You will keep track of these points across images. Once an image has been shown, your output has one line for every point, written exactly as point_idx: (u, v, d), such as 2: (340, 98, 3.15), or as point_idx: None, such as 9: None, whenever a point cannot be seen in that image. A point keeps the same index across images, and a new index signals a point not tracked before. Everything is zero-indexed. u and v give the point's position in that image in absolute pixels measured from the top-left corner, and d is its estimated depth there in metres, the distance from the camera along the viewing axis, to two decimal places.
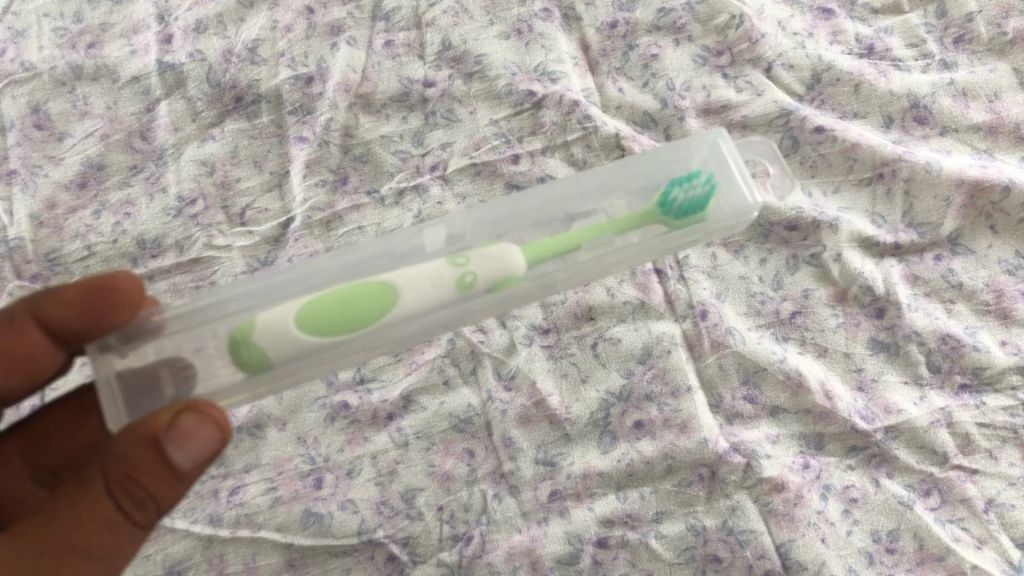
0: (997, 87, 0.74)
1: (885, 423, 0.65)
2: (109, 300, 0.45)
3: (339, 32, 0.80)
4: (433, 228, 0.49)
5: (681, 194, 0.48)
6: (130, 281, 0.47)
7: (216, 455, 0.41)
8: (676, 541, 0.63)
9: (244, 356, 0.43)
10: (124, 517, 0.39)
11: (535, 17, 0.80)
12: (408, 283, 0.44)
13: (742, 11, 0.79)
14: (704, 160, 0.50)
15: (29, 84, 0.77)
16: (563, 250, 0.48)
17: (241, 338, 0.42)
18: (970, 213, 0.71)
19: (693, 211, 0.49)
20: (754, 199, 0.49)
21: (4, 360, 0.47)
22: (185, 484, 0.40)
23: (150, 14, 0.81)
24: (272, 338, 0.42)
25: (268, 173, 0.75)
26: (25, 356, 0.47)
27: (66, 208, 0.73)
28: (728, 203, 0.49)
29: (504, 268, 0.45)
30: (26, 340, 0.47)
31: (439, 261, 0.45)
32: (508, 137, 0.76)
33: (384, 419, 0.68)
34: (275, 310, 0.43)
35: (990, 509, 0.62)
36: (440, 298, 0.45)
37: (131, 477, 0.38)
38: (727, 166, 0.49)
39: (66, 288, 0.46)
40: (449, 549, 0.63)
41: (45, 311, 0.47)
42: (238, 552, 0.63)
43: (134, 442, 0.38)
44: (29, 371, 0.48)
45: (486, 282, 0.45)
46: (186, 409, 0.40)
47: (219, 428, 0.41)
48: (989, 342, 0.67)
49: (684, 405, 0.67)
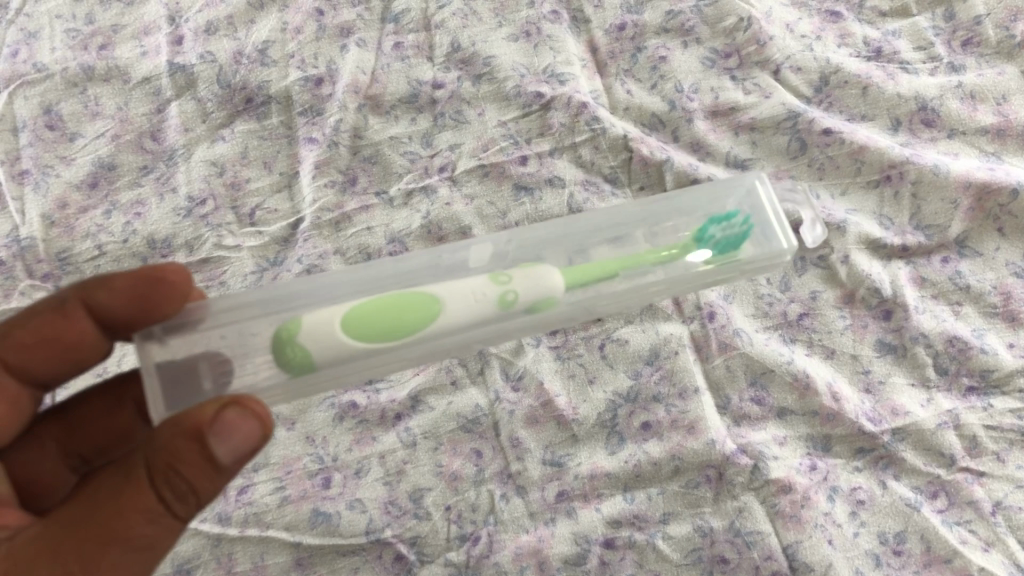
0: (1005, 89, 0.74)
1: (892, 424, 0.65)
2: (159, 292, 0.46)
3: (348, 34, 0.80)
4: (480, 245, 0.49)
5: (722, 229, 0.49)
6: (180, 273, 0.47)
7: (255, 451, 0.41)
8: (683, 542, 0.63)
9: (289, 356, 0.42)
10: (165, 508, 0.39)
11: (543, 19, 0.80)
12: (455, 297, 0.45)
13: (751, 13, 0.78)
14: (739, 201, 0.51)
15: (41, 85, 0.78)
16: (601, 275, 0.48)
17: (287, 337, 0.42)
18: (978, 215, 0.71)
19: (729, 249, 0.49)
20: (789, 244, 0.49)
21: (54, 346, 0.48)
22: (225, 478, 0.40)
23: (161, 15, 0.81)
24: (319, 341, 0.42)
25: (277, 173, 0.75)
26: (74, 342, 0.48)
27: (77, 208, 0.74)
28: (760, 245, 0.50)
29: (546, 289, 0.46)
30: (76, 327, 0.48)
31: (483, 278, 0.46)
32: (517, 139, 0.76)
33: (392, 419, 0.68)
34: (323, 312, 0.43)
35: (997, 511, 0.62)
36: (483, 313, 0.45)
37: (174, 468, 0.38)
38: (763, 211, 0.50)
39: (117, 276, 0.47)
40: (457, 549, 0.63)
41: (94, 298, 0.47)
42: (246, 551, 0.64)
43: (179, 433, 0.38)
44: (76, 357, 0.49)
45: (527, 300, 0.46)
46: (230, 403, 0.39)
47: (260, 421, 0.40)
48: (997, 344, 0.67)
49: (691, 406, 0.67)
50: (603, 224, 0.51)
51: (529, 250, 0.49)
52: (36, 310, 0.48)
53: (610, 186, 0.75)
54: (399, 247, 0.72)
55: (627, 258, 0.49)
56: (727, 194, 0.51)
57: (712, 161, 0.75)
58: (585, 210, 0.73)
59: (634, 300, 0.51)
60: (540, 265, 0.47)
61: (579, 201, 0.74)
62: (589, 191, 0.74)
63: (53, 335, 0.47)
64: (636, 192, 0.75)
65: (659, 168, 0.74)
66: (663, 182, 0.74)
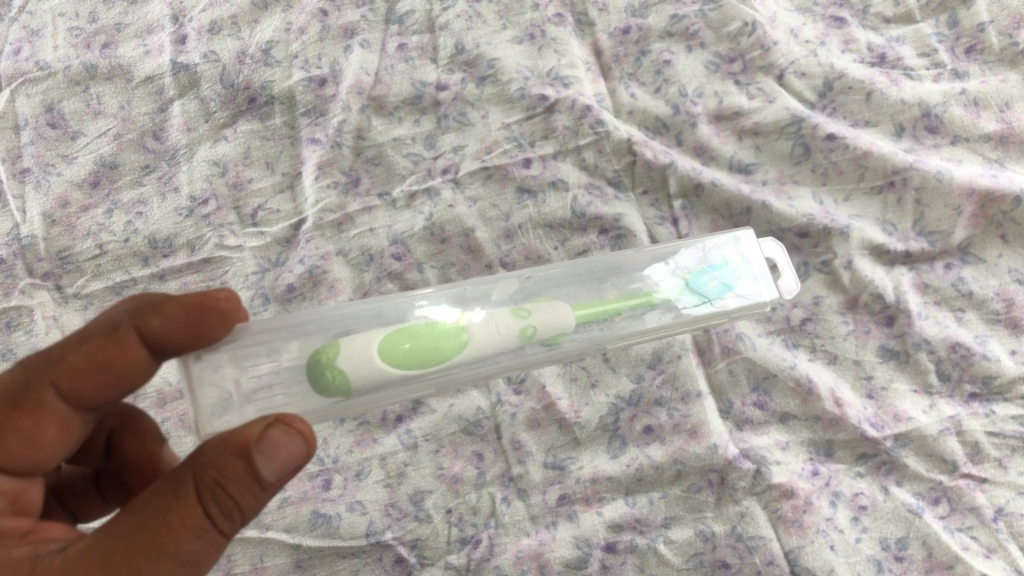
0: (1008, 97, 0.73)
1: (894, 430, 0.65)
2: (213, 317, 0.44)
3: (352, 35, 0.79)
4: (504, 280, 0.53)
5: (713, 278, 0.55)
6: (232, 299, 0.46)
7: (297, 469, 0.40)
8: (684, 547, 0.63)
9: (325, 381, 0.44)
10: (212, 523, 0.37)
11: (548, 22, 0.80)
12: (480, 330, 0.48)
13: (755, 18, 0.78)
14: (729, 253, 0.56)
15: (43, 82, 0.77)
16: (606, 315, 0.52)
17: (326, 362, 0.44)
18: (980, 222, 0.71)
19: (717, 296, 0.54)
20: (773, 296, 0.55)
21: (104, 374, 0.43)
22: (268, 495, 0.40)
23: (164, 14, 0.81)
24: (358, 367, 0.44)
25: (280, 174, 0.75)
26: (126, 369, 0.43)
27: (78, 207, 0.74)
28: (750, 293, 0.55)
29: (560, 324, 0.49)
30: (129, 353, 0.43)
31: (503, 311, 0.49)
32: (520, 142, 0.76)
33: (393, 421, 0.68)
34: (360, 339, 0.45)
35: (998, 518, 0.62)
36: (505, 344, 0.48)
37: (221, 485, 0.37)
38: (748, 262, 0.56)
39: (171, 300, 0.44)
40: (458, 552, 0.63)
41: (150, 324, 0.43)
42: (246, 553, 0.63)
43: (227, 450, 0.38)
44: (125, 384, 0.44)
45: (544, 333, 0.49)
46: (275, 422, 0.39)
47: (304, 438, 0.40)
48: (998, 350, 0.67)
49: (694, 410, 0.67)
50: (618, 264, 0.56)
51: (546, 286, 0.53)
52: (83, 334, 0.43)
53: (613, 190, 0.75)
54: (402, 248, 0.72)
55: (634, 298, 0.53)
56: (721, 245, 0.57)
57: (715, 166, 0.75)
58: (588, 213, 0.73)
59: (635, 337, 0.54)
60: (555, 301, 0.51)
61: (583, 204, 0.74)
62: (592, 194, 0.74)
63: (102, 362, 0.43)
64: (640, 195, 0.75)
65: (662, 172, 0.75)
66: (666, 185, 0.75)
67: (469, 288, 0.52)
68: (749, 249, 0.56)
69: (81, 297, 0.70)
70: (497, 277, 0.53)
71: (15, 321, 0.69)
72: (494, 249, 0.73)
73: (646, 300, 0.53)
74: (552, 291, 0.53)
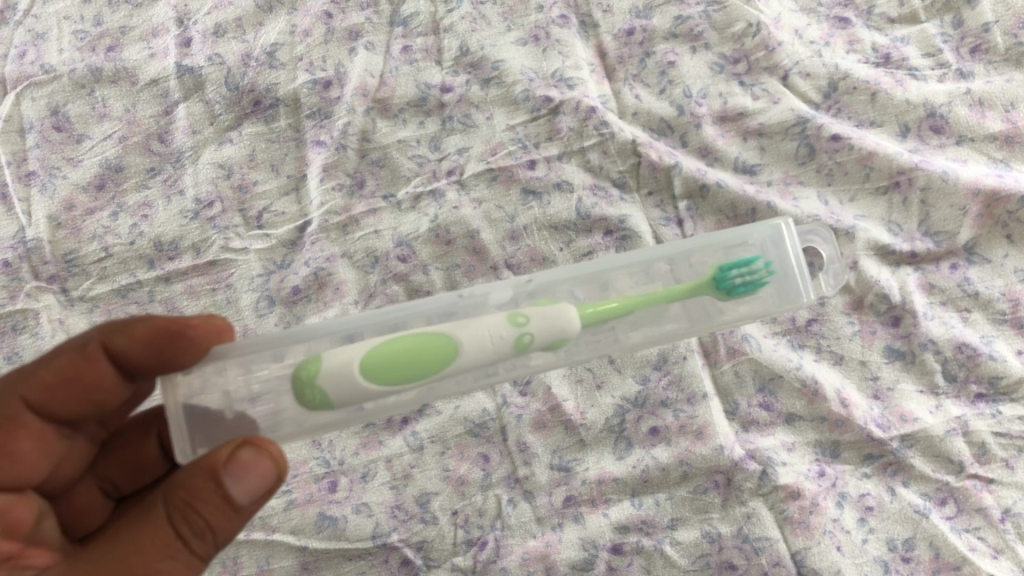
0: (1014, 96, 0.73)
1: (901, 431, 0.65)
2: (182, 346, 0.45)
3: (356, 37, 0.79)
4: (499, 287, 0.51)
5: (743, 274, 0.50)
6: (205, 325, 0.46)
7: (270, 491, 0.42)
8: (691, 548, 0.63)
9: (307, 396, 0.43)
10: (183, 543, 0.39)
11: (552, 24, 0.79)
12: (471, 340, 0.45)
13: (760, 19, 0.77)
14: (762, 244, 0.52)
15: (49, 86, 0.78)
16: (616, 314, 0.49)
17: (306, 379, 0.42)
18: (986, 222, 0.71)
19: (746, 293, 0.50)
20: (807, 296, 0.52)
21: (72, 388, 0.46)
22: (241, 517, 0.41)
23: (168, 17, 0.80)
24: (337, 384, 0.42)
25: (285, 176, 0.75)
26: (93, 384, 0.46)
27: (84, 209, 0.74)
28: (778, 290, 0.52)
29: (562, 328, 0.46)
30: (96, 369, 0.46)
31: (500, 316, 0.46)
32: (525, 143, 0.76)
33: (399, 423, 0.68)
34: (342, 352, 0.43)
35: (1006, 519, 0.62)
36: (498, 354, 0.46)
37: (190, 505, 0.39)
38: (782, 256, 0.52)
39: (139, 323, 0.46)
40: (464, 554, 0.64)
41: (115, 343, 0.46)
42: (253, 555, 0.64)
43: (197, 471, 0.39)
44: (95, 400, 0.47)
45: (544, 340, 0.46)
46: (244, 443, 0.40)
47: (274, 460, 0.41)
48: (1005, 351, 0.67)
49: (700, 411, 0.67)
50: (633, 258, 0.53)
51: (547, 288, 0.51)
52: (56, 349, 0.46)
53: (617, 191, 0.75)
54: (407, 250, 0.73)
55: (646, 296, 0.50)
56: (747, 238, 0.53)
57: (720, 167, 0.75)
58: (593, 215, 0.74)
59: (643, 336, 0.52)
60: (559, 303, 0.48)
61: (588, 206, 0.74)
62: (598, 196, 0.74)
63: (71, 377, 0.46)
64: (644, 196, 0.75)
65: (667, 173, 0.75)
66: (671, 186, 0.75)
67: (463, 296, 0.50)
68: (783, 243, 0.52)
69: (86, 299, 0.71)
70: (493, 283, 0.51)
71: (21, 324, 0.70)
72: (499, 251, 0.73)
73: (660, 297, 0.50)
74: (553, 294, 0.51)
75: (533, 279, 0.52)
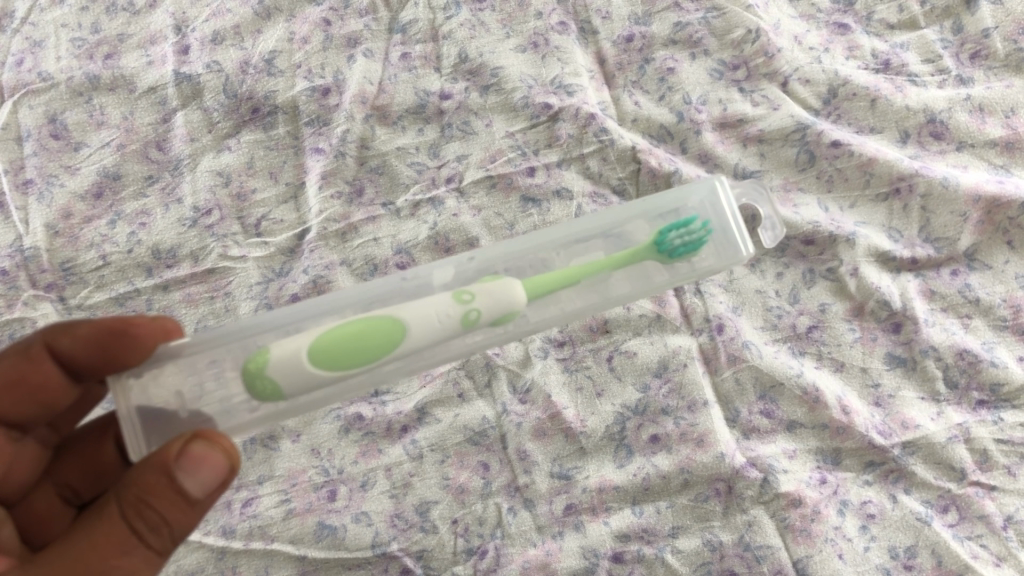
0: (1014, 102, 0.73)
1: (902, 438, 0.65)
2: (123, 343, 0.45)
3: (355, 45, 0.79)
4: (444, 266, 0.50)
5: (681, 236, 0.49)
6: (149, 325, 0.46)
7: (224, 484, 0.41)
8: (692, 556, 0.63)
9: (257, 388, 0.42)
10: (139, 539, 0.39)
11: (551, 30, 0.79)
12: (419, 321, 0.44)
13: (759, 26, 0.77)
14: (700, 204, 0.51)
15: (46, 94, 0.77)
16: (562, 284, 0.48)
17: (255, 371, 0.41)
18: (986, 228, 0.71)
19: (687, 254, 0.49)
20: (747, 252, 0.50)
21: (19, 389, 0.47)
22: (198, 512, 0.41)
23: (167, 24, 0.80)
24: (288, 374, 0.41)
25: (284, 184, 0.75)
26: (40, 385, 0.47)
27: (82, 217, 0.74)
28: (719, 248, 0.51)
29: (506, 303, 0.46)
30: (41, 370, 0.47)
31: (445, 297, 0.45)
32: (524, 150, 0.76)
33: (398, 431, 0.68)
34: (290, 343, 0.42)
35: (1008, 526, 0.62)
36: (447, 332, 0.45)
37: (145, 500, 0.39)
38: (721, 214, 0.51)
39: (81, 324, 0.46)
40: (464, 563, 0.63)
41: (59, 344, 0.47)
42: (251, 565, 0.63)
43: (148, 467, 0.39)
44: (43, 402, 0.47)
45: (490, 316, 0.45)
46: (195, 437, 0.40)
47: (225, 453, 0.41)
48: (1006, 357, 0.67)
49: (701, 418, 0.66)
50: (579, 229, 0.52)
51: (491, 266, 0.50)
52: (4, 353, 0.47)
53: (617, 197, 0.75)
54: (406, 257, 0.72)
55: (589, 265, 0.49)
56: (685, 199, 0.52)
57: (720, 173, 0.75)
58: None
59: (594, 305, 0.51)
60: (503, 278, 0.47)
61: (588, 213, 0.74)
62: (597, 203, 0.74)
63: (16, 379, 0.46)
64: None
65: (667, 179, 0.74)
66: None
67: (409, 277, 0.49)
68: (720, 200, 0.51)
69: (83, 308, 0.71)
70: (438, 262, 0.50)
71: (18, 333, 0.69)
72: None
73: (604, 265, 0.50)
74: (496, 271, 0.50)
75: (476, 257, 0.51)
